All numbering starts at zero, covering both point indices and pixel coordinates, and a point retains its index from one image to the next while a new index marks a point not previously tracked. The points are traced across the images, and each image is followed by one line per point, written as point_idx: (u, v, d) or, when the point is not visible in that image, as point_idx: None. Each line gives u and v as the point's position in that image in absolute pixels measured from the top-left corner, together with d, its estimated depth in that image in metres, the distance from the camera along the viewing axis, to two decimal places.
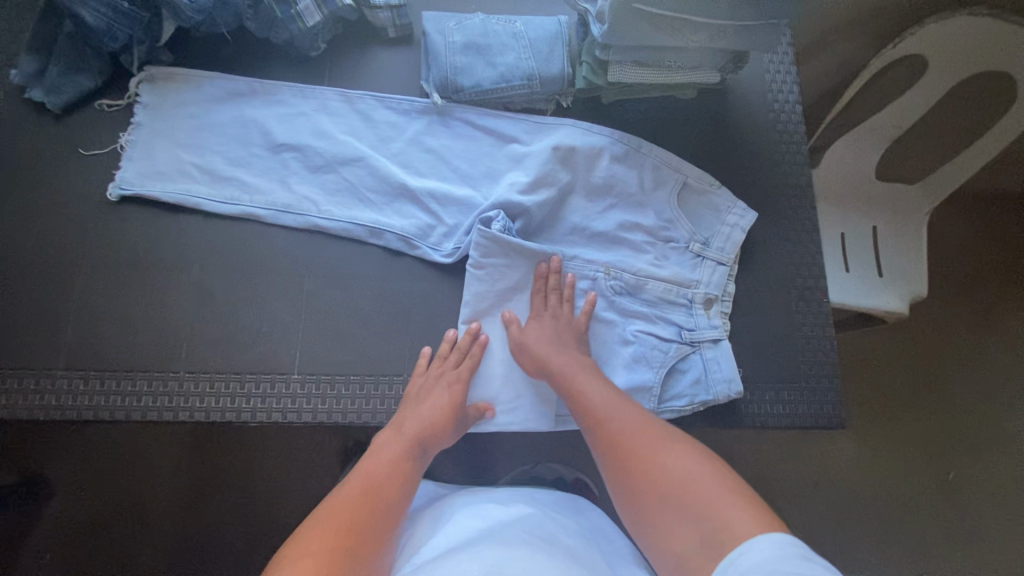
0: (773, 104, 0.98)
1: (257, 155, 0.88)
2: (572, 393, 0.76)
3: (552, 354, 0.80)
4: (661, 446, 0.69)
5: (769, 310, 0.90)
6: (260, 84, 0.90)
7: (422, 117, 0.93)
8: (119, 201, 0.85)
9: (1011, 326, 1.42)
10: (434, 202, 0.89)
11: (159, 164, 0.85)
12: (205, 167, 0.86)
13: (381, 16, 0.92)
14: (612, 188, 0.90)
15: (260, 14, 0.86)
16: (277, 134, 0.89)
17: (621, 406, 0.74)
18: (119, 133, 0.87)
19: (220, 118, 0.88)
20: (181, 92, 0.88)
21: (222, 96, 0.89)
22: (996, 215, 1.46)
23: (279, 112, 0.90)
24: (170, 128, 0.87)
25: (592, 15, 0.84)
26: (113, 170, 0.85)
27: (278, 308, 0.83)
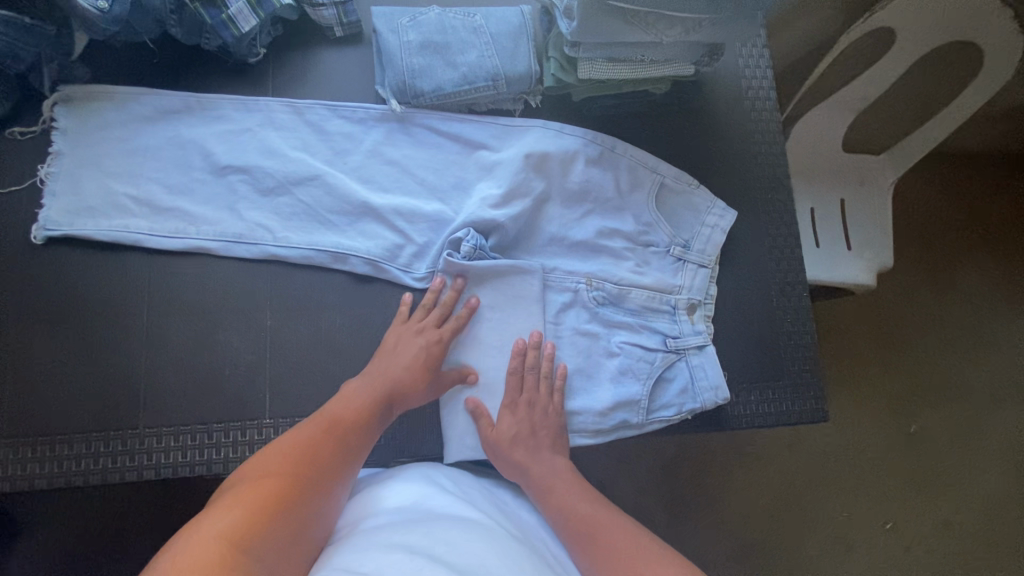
0: (748, 92, 0.94)
1: (200, 180, 0.80)
2: (554, 505, 0.72)
3: (531, 460, 0.75)
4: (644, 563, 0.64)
5: (751, 308, 0.90)
6: (194, 98, 0.81)
7: (380, 126, 0.86)
8: (46, 242, 0.76)
9: (965, 279, 1.46)
10: (401, 219, 0.83)
11: (88, 198, 0.77)
12: (142, 198, 0.78)
13: (325, 14, 0.83)
14: (588, 193, 0.86)
15: (188, 18, 0.77)
16: (220, 156, 0.81)
17: (580, 491, 0.73)
18: (37, 165, 0.77)
19: (153, 140, 0.80)
20: (104, 113, 0.79)
21: (153, 115, 0.80)
22: (951, 173, 1.49)
23: (220, 129, 0.82)
24: (96, 156, 0.78)
25: (559, 9, 0.78)
26: (36, 208, 0.76)
27: (241, 348, 0.77)
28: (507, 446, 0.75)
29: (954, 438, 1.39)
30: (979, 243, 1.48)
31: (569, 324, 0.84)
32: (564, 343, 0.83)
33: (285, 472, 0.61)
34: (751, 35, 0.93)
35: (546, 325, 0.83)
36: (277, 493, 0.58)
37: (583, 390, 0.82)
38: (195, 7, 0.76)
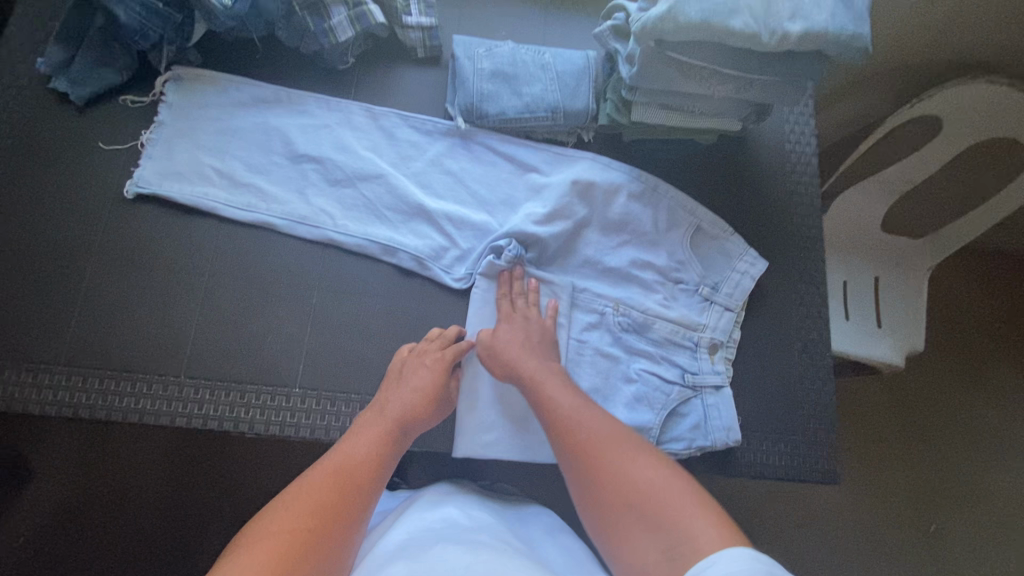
0: (790, 154, 0.99)
1: (277, 164, 0.89)
2: (540, 396, 0.73)
3: (521, 359, 0.77)
4: (625, 449, 0.65)
5: (772, 358, 0.91)
6: (285, 93, 0.91)
7: (444, 139, 0.94)
8: (135, 198, 0.85)
9: (1002, 380, 1.43)
10: (450, 224, 0.89)
11: (178, 165, 0.86)
12: (224, 171, 0.87)
13: (412, 36, 0.93)
14: (626, 225, 0.91)
15: (293, 23, 0.87)
16: (298, 145, 0.89)
17: (587, 410, 0.70)
18: (141, 131, 0.87)
19: (243, 124, 0.89)
20: (205, 94, 0.89)
21: (247, 103, 0.90)
22: (992, 269, 1.48)
23: (302, 122, 0.91)
24: (193, 130, 0.88)
25: (621, 55, 0.84)
26: (132, 167, 0.86)
27: (285, 319, 0.83)
28: (499, 348, 0.79)
29: (974, 539, 1.33)
30: (1019, 346, 1.45)
31: (592, 344, 0.86)
32: (584, 361, 0.86)
33: (293, 532, 0.56)
34: (799, 101, 0.99)
35: (570, 340, 0.86)
36: (291, 558, 0.53)
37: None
38: (304, 14, 0.86)
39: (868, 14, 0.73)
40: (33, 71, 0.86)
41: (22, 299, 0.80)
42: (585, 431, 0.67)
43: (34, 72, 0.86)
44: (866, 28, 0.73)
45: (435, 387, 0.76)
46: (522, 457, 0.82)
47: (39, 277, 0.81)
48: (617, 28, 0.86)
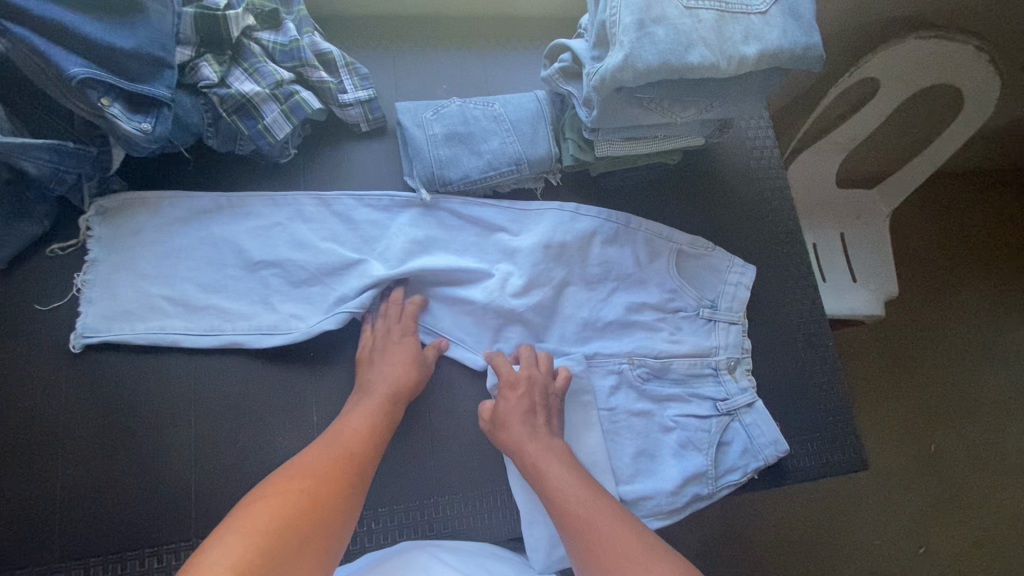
0: (754, 152, 0.99)
1: (234, 276, 0.82)
2: (557, 497, 0.71)
3: (540, 458, 0.75)
4: (634, 547, 0.63)
5: (780, 362, 0.92)
6: (226, 199, 0.84)
7: (407, 210, 0.90)
8: (84, 349, 0.77)
9: (964, 295, 1.48)
10: (427, 297, 0.87)
11: (124, 302, 0.78)
12: (177, 298, 0.79)
13: (352, 113, 0.87)
14: (609, 271, 0.90)
15: (222, 128, 0.79)
16: (252, 252, 0.83)
17: (616, 523, 0.66)
18: (74, 274, 0.78)
19: (186, 242, 0.82)
20: (137, 219, 0.81)
21: (187, 218, 0.82)
22: (936, 190, 1.53)
23: (252, 227, 0.84)
24: (132, 262, 0.80)
25: (578, 99, 0.81)
26: (74, 317, 0.77)
27: (289, 447, 0.78)
28: (510, 431, 0.77)
29: (975, 454, 1.39)
30: (976, 261, 1.50)
31: (622, 407, 0.85)
32: (620, 428, 0.84)
33: (292, 495, 0.59)
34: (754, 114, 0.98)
35: (600, 411, 0.85)
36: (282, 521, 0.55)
37: (649, 471, 0.83)
38: (233, 119, 0.78)
39: (817, 22, 0.72)
40: None
41: None
42: (594, 525, 0.66)
43: None
44: (818, 36, 0.73)
45: (413, 366, 0.80)
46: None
47: (6, 468, 0.73)
48: (566, 69, 0.82)
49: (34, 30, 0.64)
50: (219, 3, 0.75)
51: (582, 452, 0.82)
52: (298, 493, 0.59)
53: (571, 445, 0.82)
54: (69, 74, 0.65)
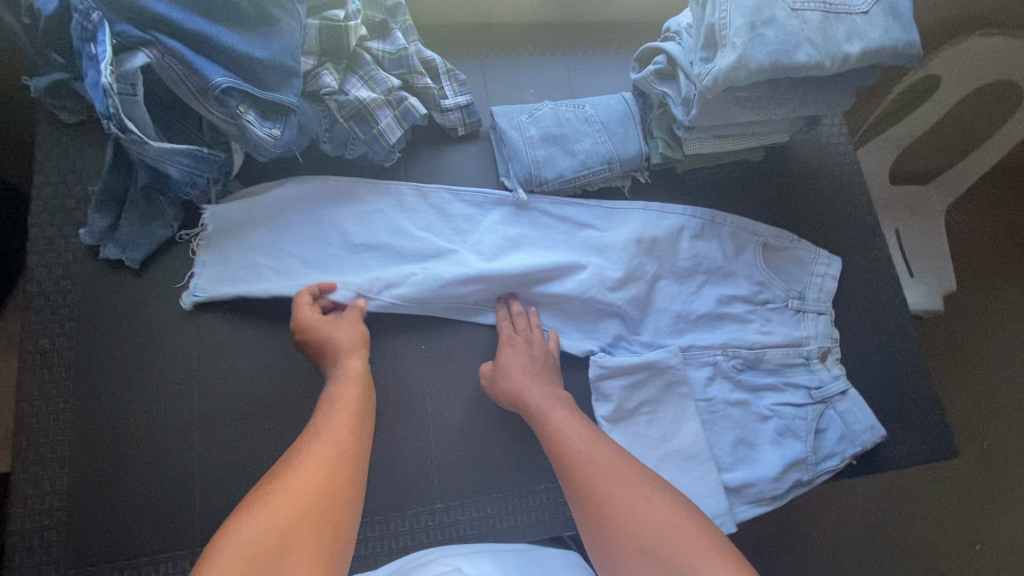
0: (832, 149, 1.01)
1: (335, 255, 0.86)
2: (548, 432, 0.74)
3: (524, 388, 0.78)
4: (638, 491, 0.66)
5: (868, 352, 0.94)
6: (336, 184, 0.88)
7: (499, 208, 0.93)
8: (192, 307, 0.81)
9: (1006, 295, 1.43)
10: (525, 289, 0.88)
11: (233, 268, 0.82)
12: (280, 268, 0.84)
13: (451, 117, 0.91)
14: (700, 266, 0.92)
15: (337, 132, 0.83)
16: (354, 235, 0.87)
17: (604, 454, 0.70)
18: (189, 247, 0.82)
19: (294, 219, 0.86)
20: (255, 197, 0.85)
21: (296, 196, 0.86)
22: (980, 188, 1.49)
23: (355, 211, 0.88)
24: (244, 235, 0.84)
25: (675, 99, 0.85)
26: (184, 278, 0.82)
27: (408, 434, 0.83)
28: (499, 377, 0.80)
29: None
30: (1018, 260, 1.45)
31: (720, 397, 0.87)
32: (719, 417, 0.87)
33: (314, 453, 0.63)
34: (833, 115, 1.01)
35: (698, 402, 0.86)
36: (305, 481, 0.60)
37: (748, 460, 0.85)
38: (350, 125, 0.82)
39: (915, 20, 0.75)
40: (71, 243, 0.80)
41: (135, 490, 0.75)
42: (596, 470, 0.68)
43: (74, 245, 0.80)
44: (915, 34, 0.75)
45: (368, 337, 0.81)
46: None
47: (144, 459, 0.76)
48: (661, 71, 0.86)
49: (180, 42, 0.68)
50: (340, 13, 0.79)
51: (684, 442, 0.84)
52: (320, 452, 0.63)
53: (672, 435, 0.84)
54: (212, 82, 0.69)
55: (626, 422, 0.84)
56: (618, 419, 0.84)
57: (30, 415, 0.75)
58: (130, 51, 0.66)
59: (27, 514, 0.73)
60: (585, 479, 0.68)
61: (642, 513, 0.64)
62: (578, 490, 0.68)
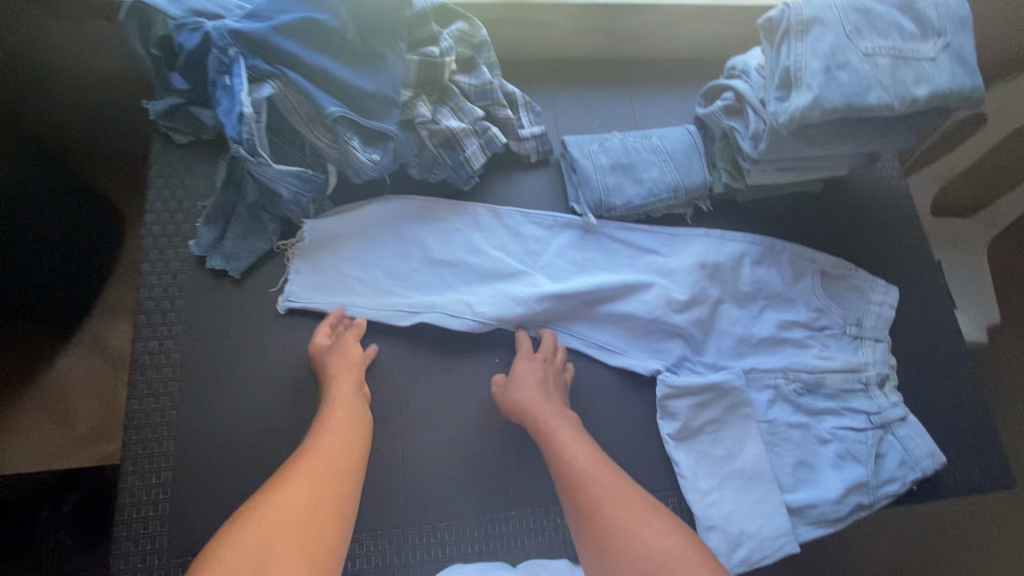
0: (885, 184, 1.05)
1: (417, 269, 0.92)
2: (554, 446, 0.77)
3: (536, 404, 0.81)
4: (635, 511, 0.70)
5: (924, 381, 0.96)
6: (418, 203, 0.94)
7: (567, 231, 0.98)
8: (287, 312, 0.87)
9: None
10: (593, 308, 0.92)
11: (327, 278, 0.89)
12: (367, 279, 0.90)
13: (526, 146, 0.97)
14: (760, 291, 0.96)
15: (425, 156, 0.89)
16: (434, 250, 0.93)
17: (603, 471, 0.74)
18: (285, 261, 0.88)
19: (381, 236, 0.92)
20: (349, 217, 0.91)
21: (383, 215, 0.93)
22: None
23: (436, 229, 0.94)
24: (337, 251, 0.90)
25: (742, 134, 0.90)
26: (281, 281, 0.88)
27: (479, 442, 0.85)
28: (514, 391, 0.83)
29: None
30: None
31: (781, 419, 0.90)
32: (780, 439, 0.89)
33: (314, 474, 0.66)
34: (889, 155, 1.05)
35: (760, 423, 0.89)
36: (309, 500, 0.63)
37: (809, 481, 0.87)
38: (439, 152, 0.88)
39: (980, 67, 0.79)
40: (180, 253, 0.87)
41: (230, 485, 0.80)
42: (598, 489, 0.72)
43: (182, 255, 0.87)
44: (979, 80, 0.79)
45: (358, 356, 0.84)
46: (779, 556, 0.83)
47: (238, 457, 0.81)
48: (729, 107, 0.92)
49: (301, 75, 0.76)
50: (436, 50, 0.84)
51: (747, 462, 0.87)
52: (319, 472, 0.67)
53: (735, 454, 0.87)
54: (327, 111, 0.77)
55: (691, 440, 0.87)
56: (684, 437, 0.87)
57: (138, 411, 0.80)
58: (258, 82, 0.74)
59: (131, 505, 0.77)
60: (585, 496, 0.72)
61: (639, 532, 0.68)
62: (578, 506, 0.72)
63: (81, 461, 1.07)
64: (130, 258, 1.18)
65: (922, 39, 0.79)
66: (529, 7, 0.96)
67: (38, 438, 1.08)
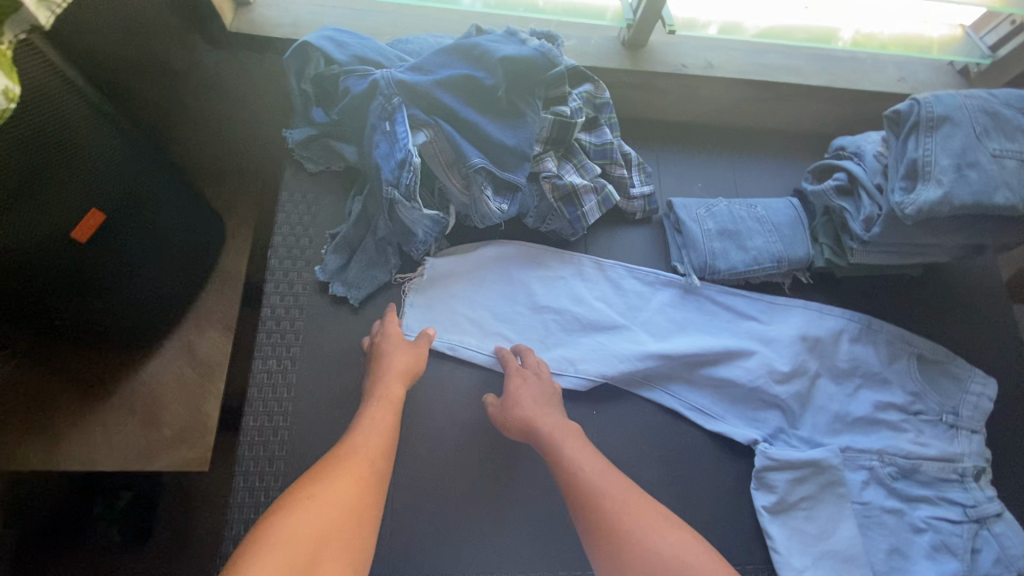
0: (982, 274, 1.06)
1: (522, 314, 0.95)
2: (561, 458, 0.77)
3: (536, 419, 0.81)
4: (656, 523, 0.72)
5: (1019, 477, 0.95)
6: (527, 248, 0.97)
7: (668, 289, 0.99)
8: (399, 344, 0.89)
9: None
10: (692, 369, 0.94)
11: (438, 314, 0.92)
12: (476, 319, 0.93)
13: (635, 204, 1.00)
14: (856, 369, 0.96)
15: (543, 206, 0.93)
16: (539, 296, 0.96)
17: (617, 484, 0.76)
18: (401, 293, 0.92)
19: (490, 278, 0.95)
20: (462, 256, 0.95)
21: (494, 257, 0.96)
22: None
23: (542, 275, 0.97)
24: (449, 290, 0.93)
25: (854, 215, 0.92)
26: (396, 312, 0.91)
27: None
28: (514, 409, 0.82)
29: None
30: None
31: (876, 502, 0.89)
32: (874, 523, 0.88)
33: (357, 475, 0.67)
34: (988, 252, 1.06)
35: (855, 504, 0.89)
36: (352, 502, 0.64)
37: (903, 570, 0.86)
38: (560, 205, 0.93)
39: None
40: (303, 276, 0.91)
41: None
42: (614, 504, 0.73)
43: (305, 279, 0.91)
44: None
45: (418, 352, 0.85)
46: None
47: None
48: (841, 186, 0.95)
49: (453, 127, 0.82)
50: (568, 110, 0.89)
51: (841, 543, 0.86)
52: (361, 472, 0.68)
53: (828, 533, 0.87)
54: (471, 161, 0.81)
55: (784, 513, 0.87)
56: (778, 510, 0.87)
57: (253, 427, 0.83)
58: (414, 130, 0.80)
59: (240, 521, 0.79)
60: (601, 513, 0.73)
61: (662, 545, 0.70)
62: (595, 527, 0.72)
63: (163, 465, 1.09)
64: (227, 268, 1.20)
65: None
66: (649, 74, 1.00)
67: (122, 439, 1.09)
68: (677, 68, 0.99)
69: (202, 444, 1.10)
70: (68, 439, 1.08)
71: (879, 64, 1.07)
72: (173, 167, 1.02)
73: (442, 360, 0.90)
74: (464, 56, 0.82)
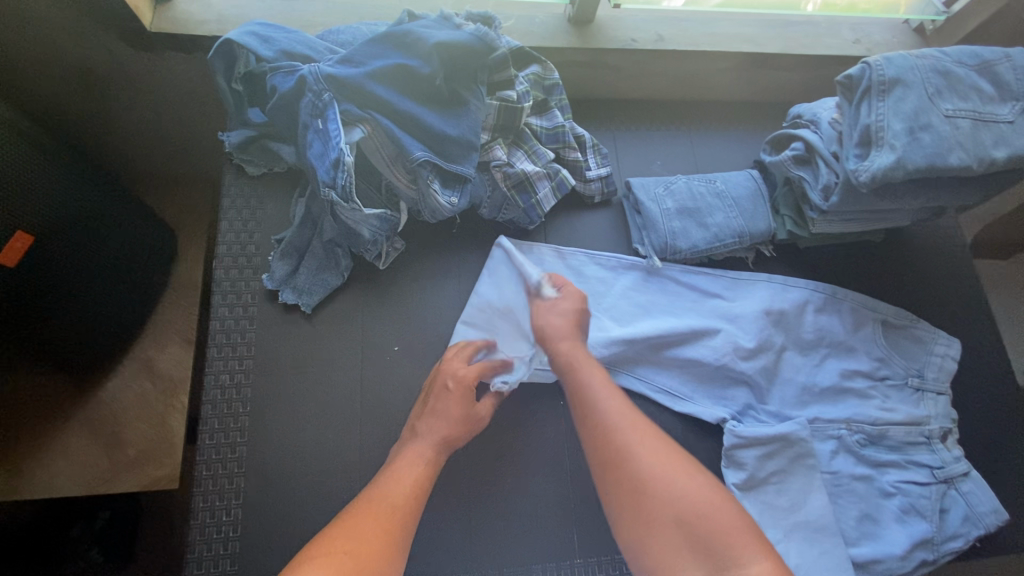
0: (943, 235, 1.05)
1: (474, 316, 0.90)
2: (578, 379, 0.80)
3: (556, 343, 0.84)
4: (668, 463, 0.71)
5: (983, 435, 0.96)
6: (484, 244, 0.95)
7: (631, 272, 0.98)
8: (358, 349, 0.87)
9: None
10: (658, 352, 0.93)
11: (391, 323, 0.89)
12: (431, 325, 0.90)
13: (592, 187, 0.97)
14: (822, 339, 0.96)
15: (496, 196, 0.91)
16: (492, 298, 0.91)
17: (633, 420, 0.75)
18: (355, 296, 0.90)
19: (443, 282, 0.92)
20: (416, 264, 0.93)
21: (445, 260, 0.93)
22: None
23: (494, 278, 0.92)
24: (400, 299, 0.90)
25: (811, 185, 0.90)
26: (351, 317, 0.89)
27: (545, 485, 0.84)
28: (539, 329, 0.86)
29: None
30: None
31: (845, 470, 0.90)
32: (844, 491, 0.89)
33: (383, 515, 0.68)
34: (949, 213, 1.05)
35: (824, 474, 0.89)
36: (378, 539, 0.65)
37: (874, 535, 0.87)
38: (513, 194, 0.90)
39: None
40: (251, 285, 0.88)
41: (298, 522, 0.79)
42: (628, 438, 0.73)
43: (255, 288, 0.88)
44: None
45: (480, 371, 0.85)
46: None
47: (307, 494, 0.81)
48: (798, 156, 0.93)
49: (392, 121, 0.78)
50: (514, 94, 0.85)
51: (812, 514, 0.86)
52: (386, 514, 0.69)
53: (800, 505, 0.87)
54: (413, 155, 0.78)
55: (755, 489, 0.87)
56: (749, 486, 0.87)
57: (210, 444, 0.80)
58: (349, 126, 0.76)
59: (202, 543, 0.77)
60: (615, 446, 0.73)
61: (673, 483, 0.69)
62: (606, 455, 0.74)
63: (129, 486, 1.06)
64: (182, 279, 1.16)
65: (1001, 102, 0.79)
66: (599, 51, 0.97)
67: (84, 463, 1.06)
68: (626, 43, 0.97)
69: (168, 462, 1.07)
70: (29, 467, 1.05)
71: (833, 27, 1.05)
72: (103, 179, 0.96)
73: (400, 361, 0.88)
74: (397, 44, 0.78)
